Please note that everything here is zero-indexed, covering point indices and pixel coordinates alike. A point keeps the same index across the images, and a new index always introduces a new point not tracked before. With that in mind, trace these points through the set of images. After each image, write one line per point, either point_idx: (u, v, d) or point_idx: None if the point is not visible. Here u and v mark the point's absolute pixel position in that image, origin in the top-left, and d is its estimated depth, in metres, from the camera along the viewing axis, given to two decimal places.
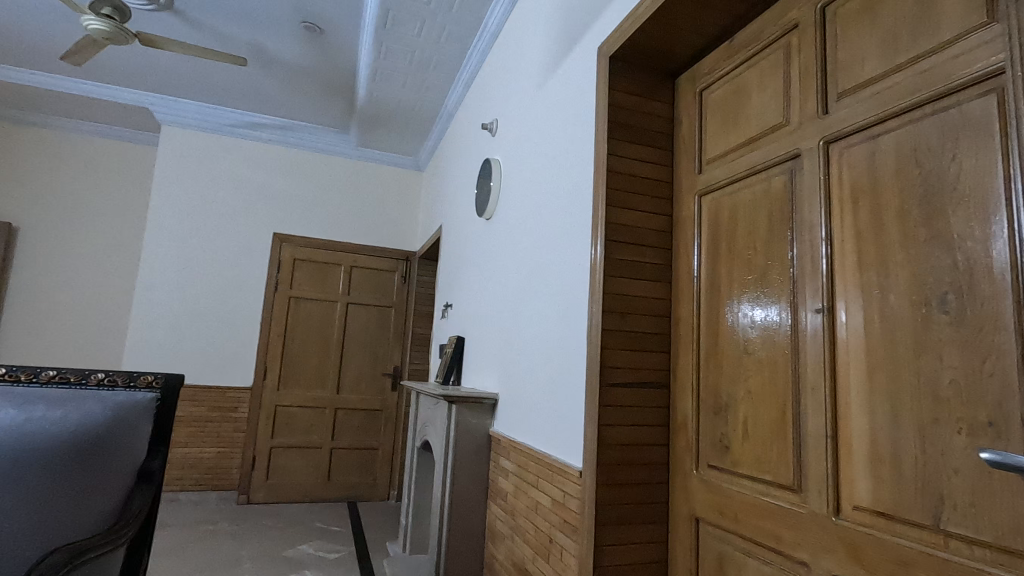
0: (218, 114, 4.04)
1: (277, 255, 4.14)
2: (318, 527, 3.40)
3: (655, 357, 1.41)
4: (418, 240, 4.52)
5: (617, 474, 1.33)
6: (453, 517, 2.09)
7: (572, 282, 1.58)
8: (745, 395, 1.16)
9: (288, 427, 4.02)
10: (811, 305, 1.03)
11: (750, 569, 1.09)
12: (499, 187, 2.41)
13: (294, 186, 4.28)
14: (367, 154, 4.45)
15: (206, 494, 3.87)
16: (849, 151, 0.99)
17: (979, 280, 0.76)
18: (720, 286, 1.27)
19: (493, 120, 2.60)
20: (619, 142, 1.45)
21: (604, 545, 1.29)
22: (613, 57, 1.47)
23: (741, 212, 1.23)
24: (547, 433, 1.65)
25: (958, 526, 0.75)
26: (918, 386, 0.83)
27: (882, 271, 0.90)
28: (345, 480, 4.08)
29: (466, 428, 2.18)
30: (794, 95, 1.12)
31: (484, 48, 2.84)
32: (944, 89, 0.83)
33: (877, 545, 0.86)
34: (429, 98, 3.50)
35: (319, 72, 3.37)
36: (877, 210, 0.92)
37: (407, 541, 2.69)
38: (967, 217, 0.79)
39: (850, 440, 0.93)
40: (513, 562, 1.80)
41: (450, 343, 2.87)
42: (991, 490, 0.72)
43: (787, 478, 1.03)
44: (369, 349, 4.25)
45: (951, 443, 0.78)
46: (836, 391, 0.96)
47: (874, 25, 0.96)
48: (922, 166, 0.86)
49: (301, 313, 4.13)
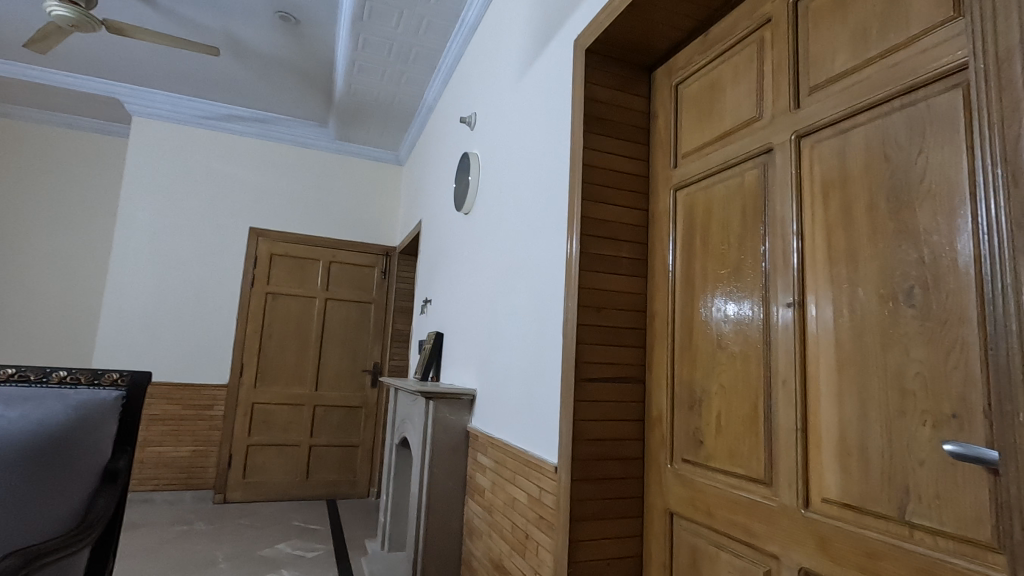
0: (192, 106, 3.95)
1: (253, 250, 4.06)
2: (295, 526, 3.36)
3: (631, 352, 1.41)
4: (398, 236, 4.48)
5: (593, 470, 1.32)
6: (431, 514, 2.07)
7: (550, 278, 1.57)
8: (719, 389, 1.16)
9: (266, 425, 3.97)
10: (782, 299, 1.03)
11: (723, 563, 1.09)
12: (477, 181, 2.39)
13: (271, 180, 4.20)
14: (346, 148, 4.39)
15: (181, 493, 3.79)
16: (820, 146, 0.99)
17: (944, 273, 0.77)
18: (695, 281, 1.27)
19: (471, 114, 2.58)
20: (596, 137, 1.44)
21: (579, 540, 1.29)
22: (589, 50, 1.46)
23: (715, 206, 1.23)
24: (524, 430, 1.64)
25: (923, 517, 0.76)
26: (885, 379, 0.83)
27: (852, 265, 0.91)
28: (324, 477, 4.04)
29: (444, 424, 2.16)
30: (767, 90, 1.12)
31: (463, 41, 2.81)
32: (912, 82, 0.83)
33: (846, 538, 0.86)
34: (408, 91, 3.47)
35: (296, 64, 3.32)
36: (847, 204, 0.93)
37: (386, 540, 2.66)
38: (934, 211, 0.79)
39: (819, 432, 0.93)
40: (491, 559, 1.79)
41: (428, 340, 2.84)
42: (956, 482, 0.73)
43: (758, 472, 1.04)
44: (349, 345, 4.21)
45: (916, 435, 0.78)
46: (806, 385, 0.97)
47: (845, 19, 0.96)
48: (890, 161, 0.86)
49: (278, 309, 4.06)
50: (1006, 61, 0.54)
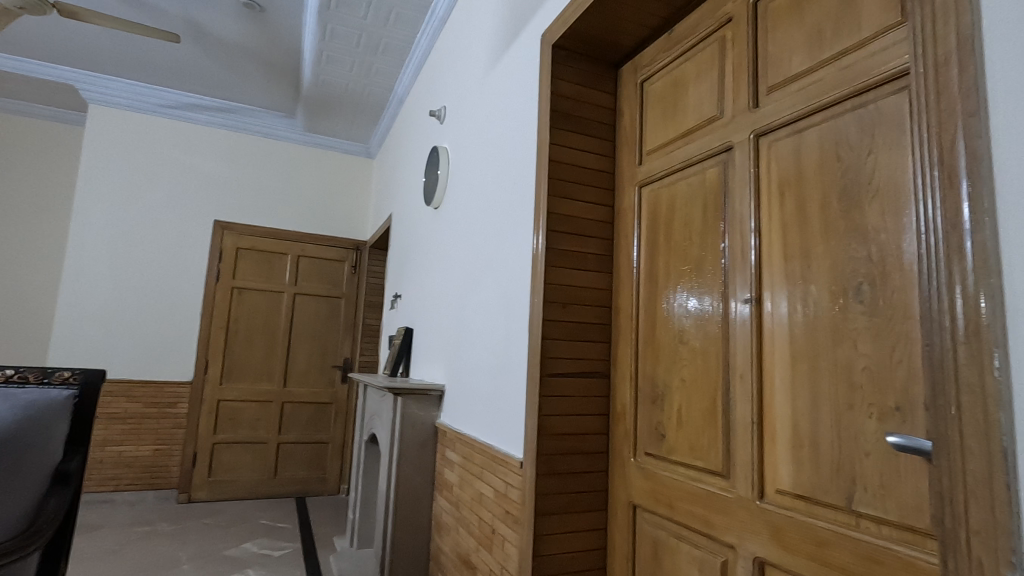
0: (151, 94, 3.82)
1: (218, 243, 3.96)
2: (263, 525, 3.30)
3: (596, 347, 1.42)
4: (369, 229, 4.42)
5: (558, 464, 1.34)
6: (399, 510, 2.06)
7: (517, 274, 1.58)
8: (680, 383, 1.18)
9: (232, 422, 3.88)
10: (740, 295, 1.05)
11: (683, 554, 1.11)
12: (446, 175, 2.37)
13: (237, 171, 4.10)
14: (315, 140, 4.31)
15: (143, 493, 3.69)
16: (777, 145, 1.01)
17: (890, 271, 0.80)
18: (659, 277, 1.28)
19: (441, 107, 2.55)
20: (562, 133, 1.45)
21: (544, 534, 1.30)
22: (557, 46, 1.46)
23: (678, 203, 1.24)
24: (492, 425, 1.65)
25: (868, 506, 0.79)
26: (835, 373, 0.86)
27: (805, 262, 0.93)
28: (292, 475, 3.98)
29: (413, 421, 2.14)
30: (728, 89, 1.14)
31: (433, 33, 2.77)
32: (862, 85, 0.85)
33: (798, 528, 0.89)
34: (378, 83, 3.41)
35: (262, 52, 3.23)
36: (801, 202, 0.95)
37: (354, 537, 2.63)
38: (881, 211, 0.81)
39: (773, 425, 0.96)
40: (458, 554, 1.79)
41: (398, 335, 2.82)
42: (899, 472, 0.75)
43: (716, 464, 1.06)
44: (318, 340, 4.15)
45: (863, 427, 0.81)
46: (761, 379, 0.99)
47: (802, 22, 0.98)
48: (842, 161, 0.88)
49: (245, 304, 3.98)
50: (943, 66, 0.56)
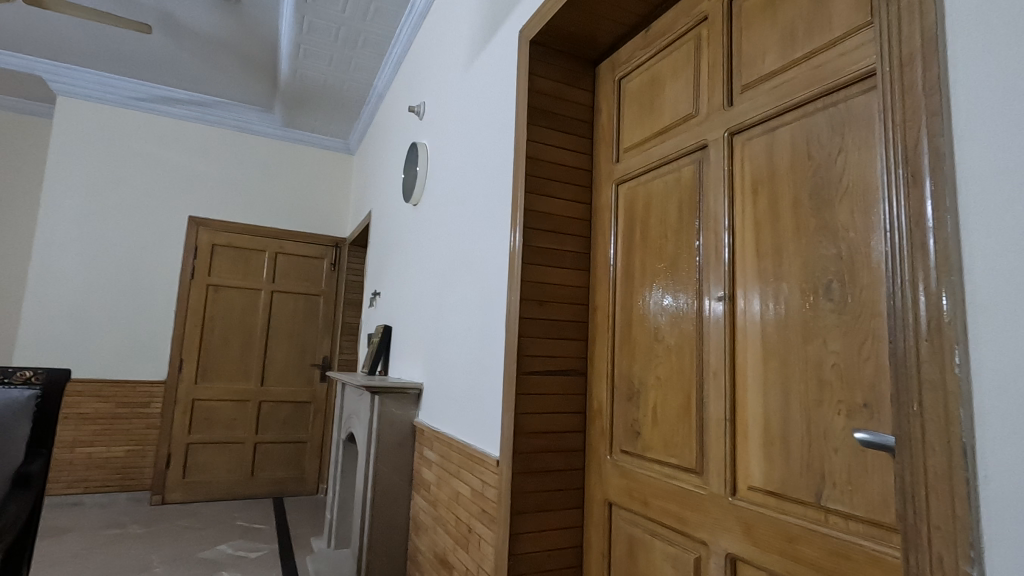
0: (123, 86, 3.72)
1: (193, 240, 3.88)
2: (239, 526, 3.25)
3: (574, 345, 1.42)
4: (349, 226, 4.37)
5: (535, 462, 1.33)
6: (376, 510, 2.05)
7: (495, 271, 1.57)
8: (656, 380, 1.18)
9: (207, 422, 3.81)
10: (714, 292, 1.05)
11: (657, 551, 1.12)
12: (426, 171, 2.34)
13: (212, 166, 4.02)
14: (294, 135, 4.25)
15: (115, 495, 3.61)
16: (750, 143, 1.02)
17: (859, 269, 0.80)
18: (635, 275, 1.29)
19: (420, 103, 2.53)
20: (539, 130, 1.44)
21: (520, 533, 1.29)
22: (534, 42, 1.45)
23: (654, 201, 1.24)
24: (469, 423, 1.64)
25: (836, 502, 0.80)
26: (805, 370, 0.87)
27: (777, 260, 0.93)
28: (270, 475, 3.93)
29: (391, 419, 2.12)
30: (703, 87, 1.14)
31: (412, 29, 2.75)
32: (832, 84, 0.86)
33: (768, 523, 0.89)
34: (357, 78, 3.38)
35: (238, 45, 3.17)
36: (773, 200, 0.95)
37: (331, 537, 2.59)
38: (851, 209, 0.82)
39: (746, 422, 0.96)
40: (435, 553, 1.78)
41: (377, 333, 2.79)
42: (866, 467, 0.76)
43: (690, 461, 1.07)
44: (297, 338, 4.09)
45: (832, 424, 0.82)
46: (734, 376, 0.99)
47: (775, 21, 0.98)
48: (813, 160, 0.89)
49: (221, 301, 3.91)
50: (908, 66, 0.56)
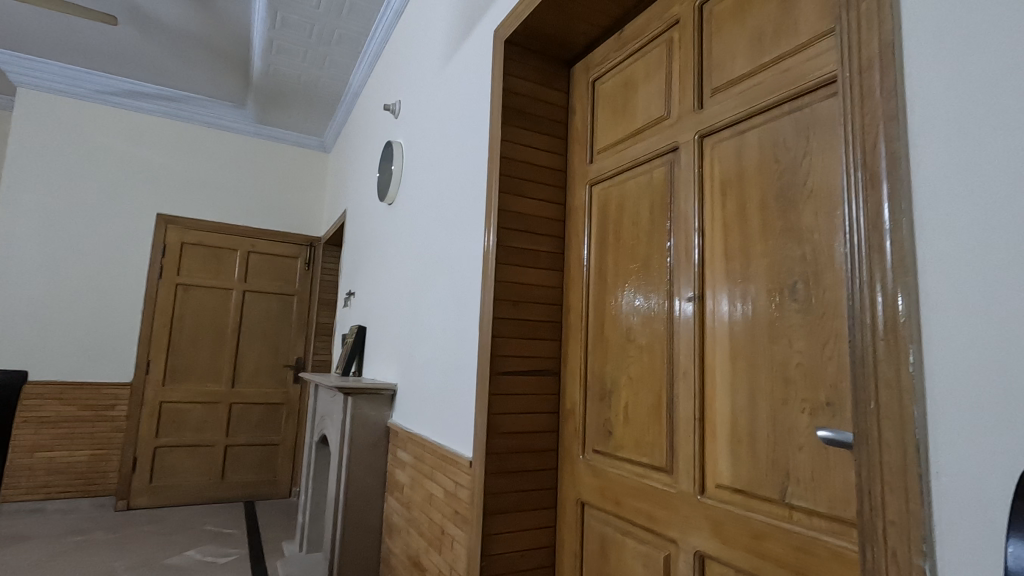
0: (88, 79, 3.61)
1: (161, 238, 3.78)
2: (207, 531, 3.17)
3: (548, 345, 1.42)
4: (324, 226, 4.31)
5: (508, 463, 1.33)
6: (348, 513, 2.02)
7: (469, 272, 1.56)
8: (627, 380, 1.19)
9: (176, 425, 3.72)
10: (684, 292, 1.06)
11: (629, 550, 1.12)
12: (401, 170, 2.32)
13: (182, 162, 3.92)
14: (267, 132, 4.17)
15: (78, 501, 3.50)
16: (719, 146, 1.03)
17: (823, 270, 0.82)
18: (608, 275, 1.29)
19: (396, 101, 2.50)
20: (514, 130, 1.44)
21: (492, 534, 1.29)
22: (509, 42, 1.45)
23: (627, 202, 1.25)
24: (443, 424, 1.63)
25: (800, 499, 0.81)
26: (771, 369, 0.88)
27: (745, 261, 0.95)
28: (241, 478, 3.85)
29: (364, 421, 2.10)
30: (675, 90, 1.15)
31: (388, 26, 2.72)
32: (798, 88, 0.88)
33: (735, 521, 0.90)
34: (332, 75, 3.33)
35: (209, 40, 3.10)
36: (742, 201, 0.97)
37: (303, 541, 2.55)
38: (815, 211, 0.84)
39: (714, 420, 0.98)
40: (408, 556, 1.76)
41: (351, 333, 2.76)
42: (829, 464, 0.78)
43: (660, 460, 1.08)
44: (269, 339, 4.02)
45: (797, 422, 0.83)
46: (704, 376, 1.01)
47: (744, 26, 1.00)
48: (780, 162, 0.91)
49: (190, 301, 3.82)
50: (867, 70, 0.57)
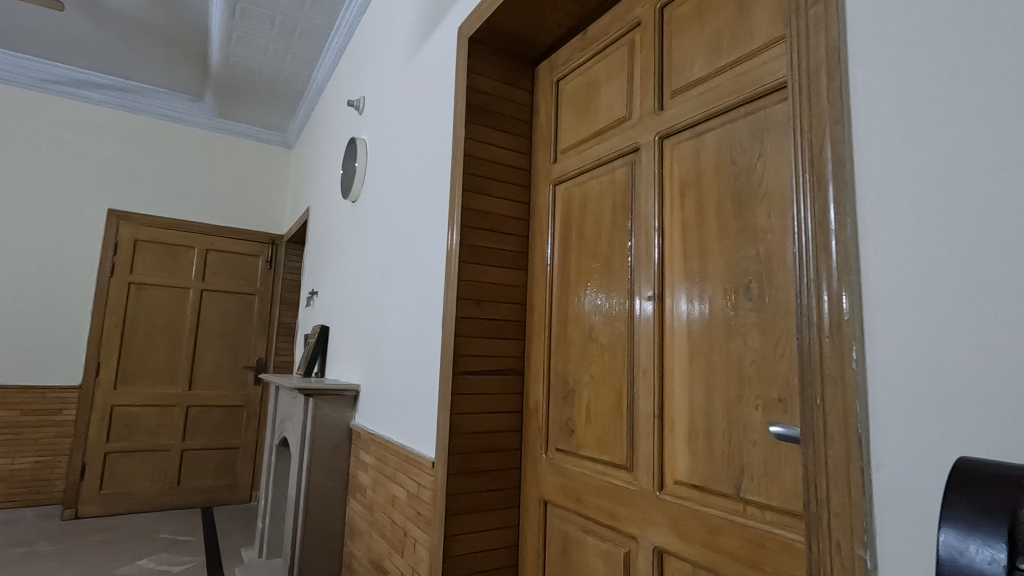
0: (33, 67, 3.43)
1: (112, 235, 3.63)
2: (162, 539, 3.06)
3: (511, 344, 1.42)
4: (286, 223, 4.21)
5: (471, 463, 1.32)
6: (309, 516, 1.98)
7: (433, 270, 1.55)
8: (590, 378, 1.20)
9: (128, 429, 3.58)
10: (644, 291, 1.08)
11: (590, 548, 1.13)
12: (364, 167, 2.29)
13: (136, 157, 3.77)
14: (227, 126, 4.05)
15: (21, 511, 3.32)
16: (679, 147, 1.05)
17: (775, 270, 0.84)
18: (571, 275, 1.30)
19: (360, 97, 2.46)
20: (478, 128, 1.43)
21: (455, 535, 1.28)
22: (472, 39, 1.44)
23: (590, 201, 1.26)
24: (405, 425, 1.61)
25: (754, 493, 0.83)
26: (727, 366, 0.90)
27: (702, 261, 0.96)
28: (198, 484, 3.73)
29: (325, 422, 2.06)
30: (636, 91, 1.17)
31: (352, 22, 2.68)
32: (754, 92, 0.90)
33: (693, 516, 0.92)
34: (295, 69, 3.26)
35: (164, 30, 2.99)
36: (700, 202, 0.98)
37: (262, 547, 2.49)
38: (768, 213, 0.86)
39: (673, 417, 0.99)
40: (370, 558, 1.74)
41: (313, 333, 2.70)
42: (781, 459, 0.80)
43: (621, 458, 1.09)
44: (229, 339, 3.90)
45: (751, 418, 0.85)
46: (663, 375, 1.02)
47: (702, 30, 1.02)
48: (736, 163, 0.92)
49: (144, 300, 3.68)
50: (815, 75, 0.59)
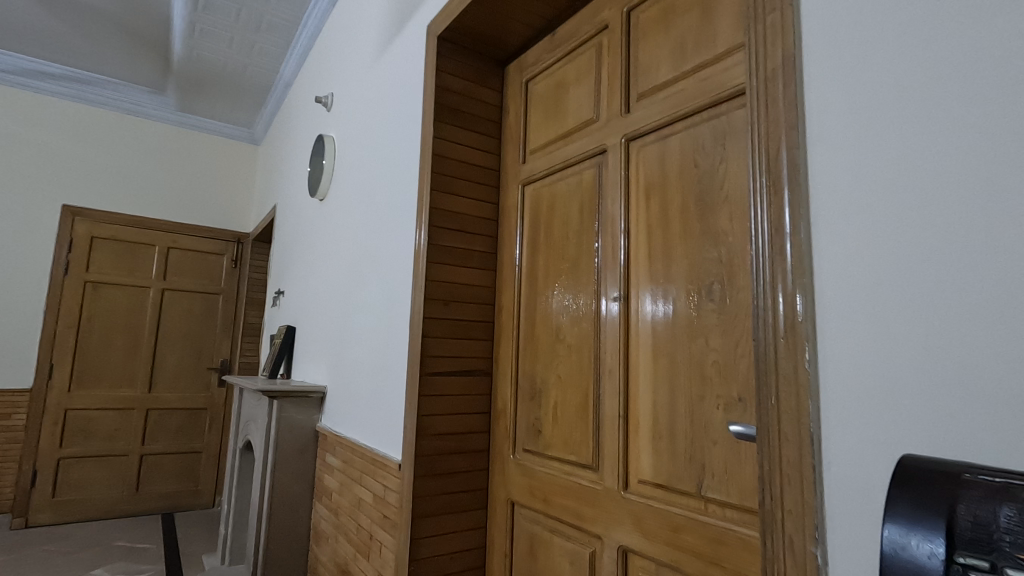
0: None
1: (67, 231, 3.48)
2: (119, 547, 2.95)
3: (479, 345, 1.41)
4: (253, 221, 4.11)
5: (438, 465, 1.31)
6: (273, 521, 1.93)
7: (400, 270, 1.53)
8: (557, 379, 1.20)
9: (84, 433, 3.44)
10: (611, 292, 1.08)
11: (557, 548, 1.13)
12: (332, 165, 2.25)
13: (93, 151, 3.63)
14: (191, 121, 3.94)
15: None
16: (644, 149, 1.06)
17: (736, 272, 0.86)
18: (539, 275, 1.30)
19: (328, 94, 2.42)
20: (446, 127, 1.42)
21: (421, 538, 1.26)
22: (441, 38, 1.43)
23: (558, 202, 1.26)
24: (372, 427, 1.59)
25: (715, 492, 0.84)
26: (690, 367, 0.91)
27: (666, 262, 0.98)
28: (159, 489, 3.61)
29: (290, 425, 2.02)
30: (604, 93, 1.17)
31: (319, 17, 2.63)
32: (716, 97, 0.91)
33: (656, 515, 0.93)
34: (261, 63, 3.19)
35: (124, 21, 2.89)
36: (664, 204, 1.00)
37: (224, 553, 2.42)
38: (730, 216, 0.88)
39: (637, 417, 1.00)
40: (336, 563, 1.71)
41: (279, 333, 2.64)
42: (740, 458, 0.81)
43: (588, 458, 1.09)
44: (192, 340, 3.80)
45: (711, 417, 0.86)
46: (628, 376, 1.03)
47: (667, 34, 1.03)
48: (699, 167, 0.94)
49: (101, 300, 3.54)
50: (771, 82, 0.60)
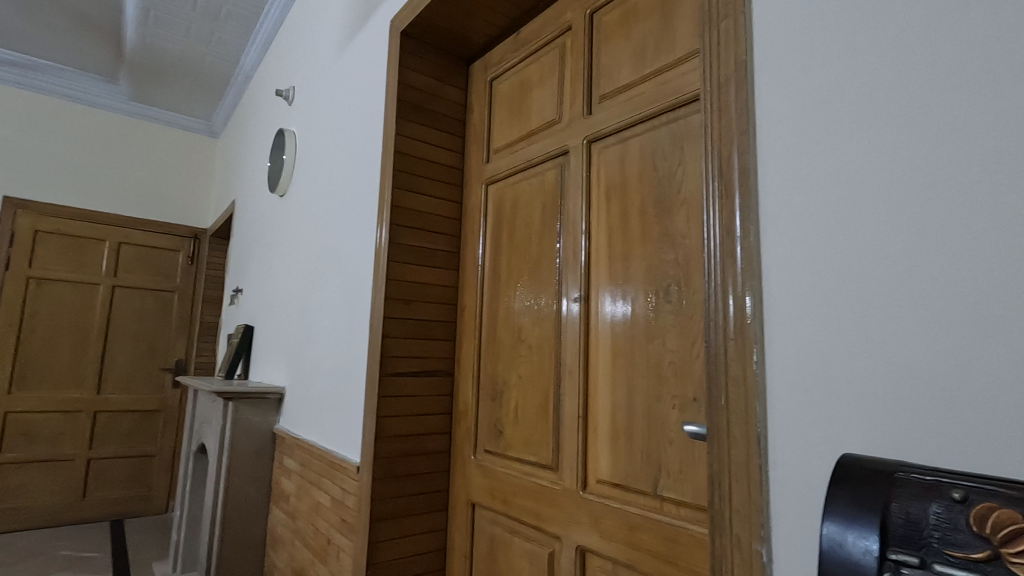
0: None
1: (8, 225, 3.30)
2: (62, 556, 2.81)
3: (441, 345, 1.40)
4: (211, 216, 3.98)
5: (398, 467, 1.29)
6: (227, 526, 1.87)
7: (361, 269, 1.50)
8: (518, 379, 1.20)
9: (25, 438, 3.26)
10: (571, 292, 1.09)
11: (516, 549, 1.13)
12: (293, 160, 2.19)
13: (38, 140, 3.45)
14: (145, 112, 3.80)
15: None
16: (605, 151, 1.06)
17: (692, 274, 0.87)
18: (501, 275, 1.29)
19: (289, 87, 2.35)
20: (409, 124, 1.40)
21: (379, 541, 1.24)
22: (405, 34, 1.41)
23: (521, 202, 1.26)
24: (331, 429, 1.55)
25: (670, 490, 0.85)
26: (648, 367, 0.92)
27: (625, 263, 0.99)
28: (107, 495, 3.46)
29: (246, 427, 1.96)
30: (566, 94, 1.18)
31: (281, 7, 2.57)
32: (674, 101, 0.92)
33: (614, 514, 0.93)
34: (219, 53, 3.09)
35: (72, 5, 2.76)
36: (624, 205, 1.00)
37: (177, 561, 2.34)
38: (686, 218, 0.89)
39: (596, 417, 1.01)
40: (292, 568, 1.67)
41: (237, 332, 2.56)
42: (694, 457, 0.82)
43: (548, 459, 1.09)
44: (144, 339, 3.65)
45: (667, 417, 0.88)
46: (588, 375, 1.03)
47: (628, 37, 1.04)
48: (657, 169, 0.95)
49: (46, 297, 3.38)
50: (724, 88, 0.61)
